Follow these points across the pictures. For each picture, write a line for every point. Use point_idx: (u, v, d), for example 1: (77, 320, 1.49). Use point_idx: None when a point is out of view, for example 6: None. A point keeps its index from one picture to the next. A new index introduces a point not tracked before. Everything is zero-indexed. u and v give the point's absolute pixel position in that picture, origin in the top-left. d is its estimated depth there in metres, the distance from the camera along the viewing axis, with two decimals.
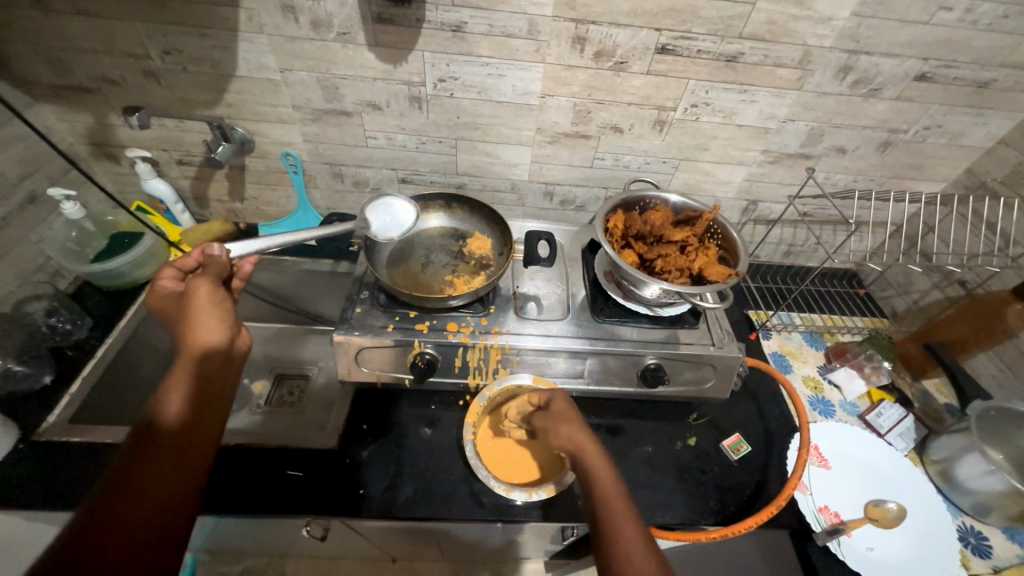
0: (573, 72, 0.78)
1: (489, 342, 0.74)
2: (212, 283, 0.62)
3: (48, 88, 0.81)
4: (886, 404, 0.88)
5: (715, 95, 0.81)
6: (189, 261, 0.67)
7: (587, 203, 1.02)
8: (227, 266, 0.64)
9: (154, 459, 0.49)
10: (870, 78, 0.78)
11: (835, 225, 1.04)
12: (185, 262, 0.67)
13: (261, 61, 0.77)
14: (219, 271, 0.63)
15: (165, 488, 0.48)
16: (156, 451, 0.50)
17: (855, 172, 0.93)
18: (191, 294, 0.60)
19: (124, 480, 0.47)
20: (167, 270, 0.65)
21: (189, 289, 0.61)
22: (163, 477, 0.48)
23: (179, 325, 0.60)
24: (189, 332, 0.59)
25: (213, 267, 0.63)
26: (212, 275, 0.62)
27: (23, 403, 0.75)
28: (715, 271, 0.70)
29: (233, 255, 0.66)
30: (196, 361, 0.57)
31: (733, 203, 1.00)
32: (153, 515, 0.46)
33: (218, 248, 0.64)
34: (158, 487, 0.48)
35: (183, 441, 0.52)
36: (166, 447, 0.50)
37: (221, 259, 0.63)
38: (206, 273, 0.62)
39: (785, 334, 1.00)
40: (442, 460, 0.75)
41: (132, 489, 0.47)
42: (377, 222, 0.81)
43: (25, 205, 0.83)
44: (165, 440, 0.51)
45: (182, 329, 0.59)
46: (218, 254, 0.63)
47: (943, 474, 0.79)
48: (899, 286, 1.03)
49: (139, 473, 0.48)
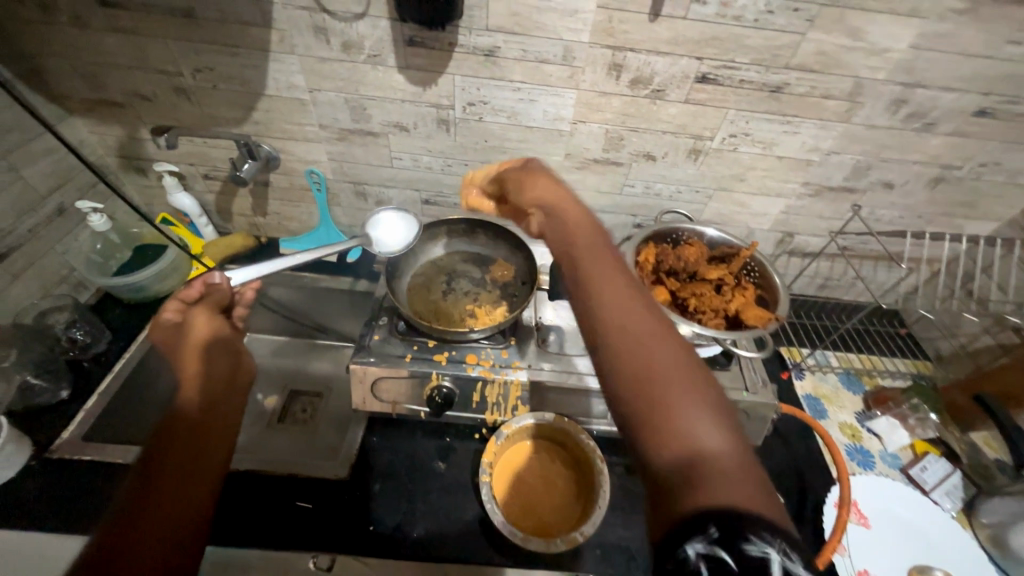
0: (607, 98, 0.75)
1: (509, 378, 0.71)
2: (212, 312, 0.61)
3: (81, 102, 0.82)
4: (931, 458, 0.81)
5: (756, 126, 0.77)
6: (193, 291, 0.61)
7: (613, 229, 0.98)
8: (229, 295, 0.63)
9: (173, 464, 0.46)
10: (925, 112, 0.73)
11: (876, 261, 0.98)
12: (188, 293, 0.61)
13: (291, 81, 0.77)
14: (221, 299, 0.62)
15: (189, 492, 0.45)
16: (175, 458, 0.47)
17: (901, 208, 0.88)
18: (191, 324, 0.60)
19: (144, 490, 0.44)
20: (171, 302, 0.61)
21: (189, 320, 0.60)
22: (185, 483, 0.46)
23: (179, 354, 0.57)
24: (191, 357, 0.57)
25: (217, 296, 0.62)
26: (213, 304, 0.62)
27: (40, 417, 0.75)
28: (754, 314, 0.65)
29: (234, 283, 0.64)
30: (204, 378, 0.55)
31: (767, 235, 0.96)
32: (179, 520, 0.43)
33: (220, 277, 0.62)
34: (181, 492, 0.45)
35: (200, 447, 0.49)
36: (185, 454, 0.48)
37: (222, 287, 0.62)
38: (206, 302, 0.61)
39: (820, 374, 0.94)
40: (456, 497, 0.72)
41: (153, 495, 0.44)
42: (377, 241, 0.80)
43: (53, 217, 0.84)
44: (182, 448, 0.48)
45: (183, 358, 0.57)
46: (220, 282, 0.62)
47: (996, 540, 0.73)
48: (944, 328, 0.97)
49: (158, 480, 0.45)
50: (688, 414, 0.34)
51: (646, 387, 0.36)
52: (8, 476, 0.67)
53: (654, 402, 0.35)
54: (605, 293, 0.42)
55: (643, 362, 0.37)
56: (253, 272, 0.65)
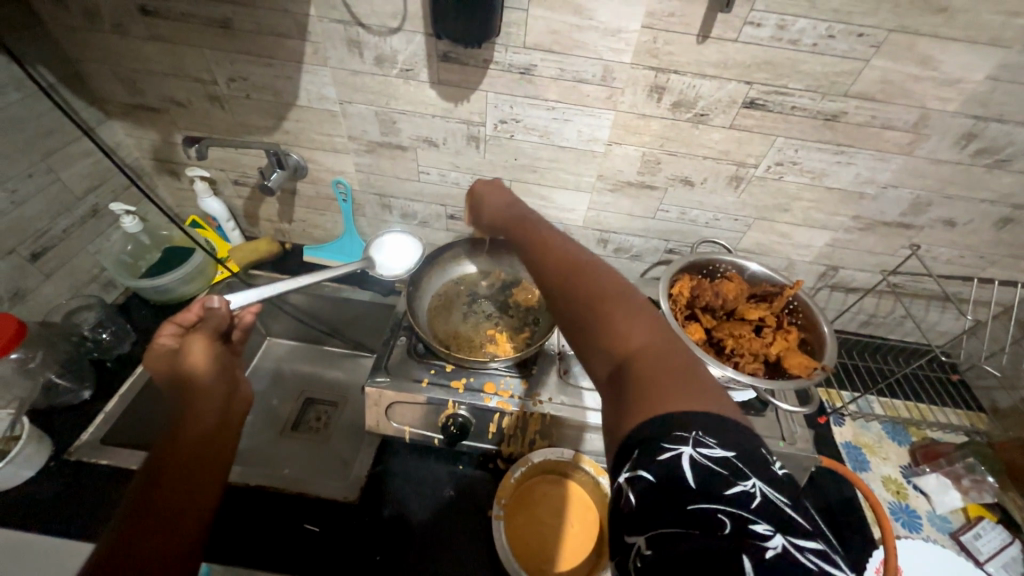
0: (646, 121, 0.71)
1: (529, 411, 0.67)
2: (208, 334, 0.60)
3: (120, 106, 0.83)
4: (986, 525, 0.74)
5: (805, 155, 0.72)
6: (189, 315, 0.64)
7: (644, 253, 0.94)
8: (226, 319, 0.61)
9: (174, 477, 0.45)
10: (998, 147, 0.66)
11: (929, 301, 0.91)
12: (185, 317, 0.64)
13: (322, 93, 0.76)
14: (217, 325, 0.60)
15: (190, 503, 0.44)
16: (175, 469, 0.45)
17: (963, 247, 0.81)
18: (187, 347, 0.59)
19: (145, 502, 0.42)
20: (168, 327, 0.63)
21: (184, 345, 0.59)
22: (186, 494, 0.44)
23: (176, 377, 0.57)
24: (185, 380, 0.56)
25: (213, 321, 0.60)
26: (210, 329, 0.60)
27: (61, 417, 0.76)
28: (797, 362, 0.60)
29: (233, 305, 0.64)
30: (203, 396, 0.54)
31: (809, 267, 0.90)
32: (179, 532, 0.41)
33: (218, 301, 0.61)
34: (181, 504, 0.43)
35: (199, 457, 0.48)
36: (184, 466, 0.46)
37: (219, 311, 0.60)
38: (204, 328, 0.60)
39: (861, 422, 0.87)
40: (466, 531, 0.69)
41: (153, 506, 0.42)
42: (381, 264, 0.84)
43: (87, 217, 0.86)
44: (181, 459, 0.46)
45: (178, 384, 0.56)
46: (218, 306, 0.60)
47: None
48: (1004, 378, 0.89)
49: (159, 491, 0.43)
50: (665, 376, 0.35)
51: (630, 368, 0.37)
52: (26, 476, 0.68)
53: (639, 379, 0.36)
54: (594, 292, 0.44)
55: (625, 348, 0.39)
56: (251, 295, 0.67)
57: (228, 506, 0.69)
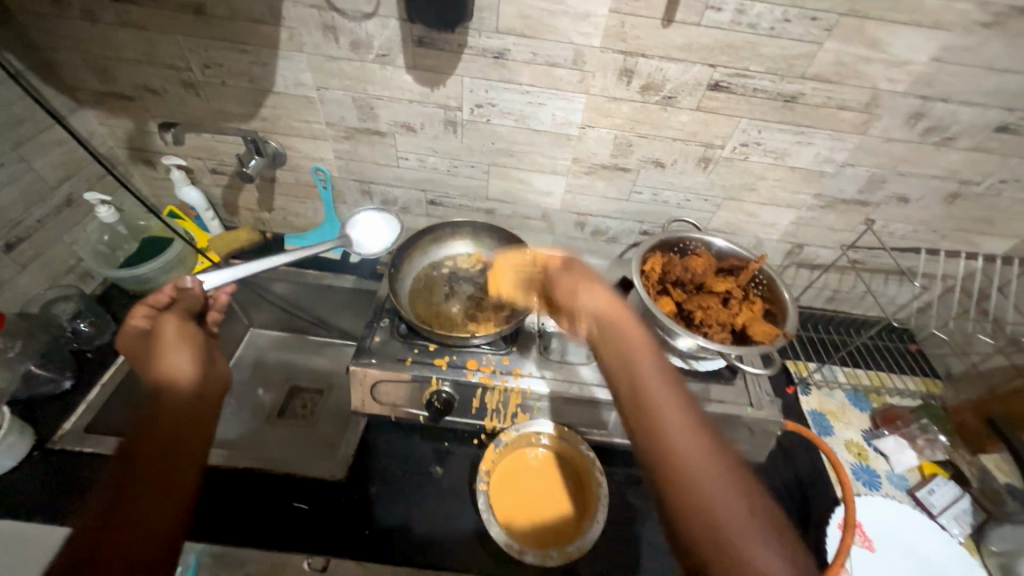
0: (617, 104, 0.74)
1: (510, 385, 0.70)
2: (180, 316, 0.63)
3: (92, 94, 0.82)
4: (939, 481, 0.79)
5: (768, 136, 0.75)
6: (161, 296, 0.65)
7: (619, 235, 0.97)
8: (200, 298, 0.66)
9: (143, 462, 0.46)
10: (944, 126, 0.71)
11: (888, 276, 0.96)
12: (158, 299, 0.64)
13: (299, 79, 0.76)
14: (190, 304, 0.65)
15: (161, 484, 0.45)
16: (143, 456, 0.47)
17: (916, 222, 0.86)
18: (160, 329, 0.60)
19: (114, 489, 0.44)
20: (140, 308, 0.63)
21: (158, 324, 0.61)
22: (156, 478, 0.46)
23: (148, 358, 0.58)
24: (157, 361, 0.57)
25: (187, 301, 0.65)
26: (183, 308, 0.64)
27: (42, 407, 0.75)
28: (761, 330, 0.64)
29: (208, 287, 0.68)
30: (175, 379, 0.55)
31: (777, 245, 0.94)
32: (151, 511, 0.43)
33: (192, 281, 0.65)
34: (151, 486, 0.45)
35: (169, 439, 0.49)
36: (152, 451, 0.47)
37: (193, 291, 0.65)
38: (178, 307, 0.64)
39: (826, 391, 0.92)
40: (452, 504, 0.71)
41: (122, 492, 0.44)
42: (356, 241, 0.90)
43: (62, 207, 0.85)
44: (149, 444, 0.48)
45: (150, 366, 0.57)
46: (191, 286, 0.65)
47: (1005, 569, 0.70)
48: (956, 346, 0.95)
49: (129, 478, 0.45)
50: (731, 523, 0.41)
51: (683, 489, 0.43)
52: (8, 466, 0.68)
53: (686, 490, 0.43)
54: (664, 420, 0.47)
55: (693, 467, 0.44)
56: (227, 275, 0.69)
57: (215, 488, 0.70)
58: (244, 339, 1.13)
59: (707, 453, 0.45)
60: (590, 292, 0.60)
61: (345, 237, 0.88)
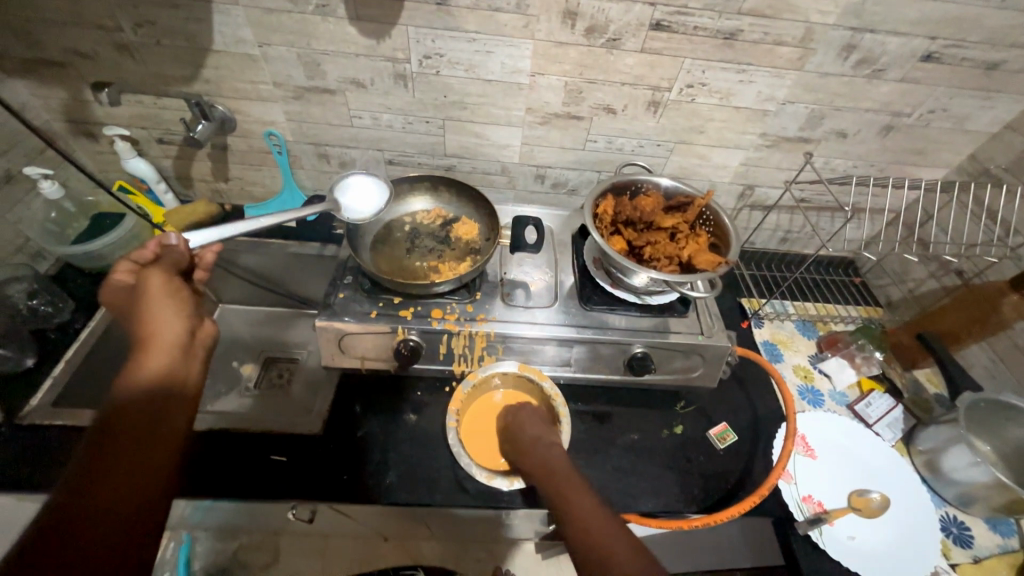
0: (563, 49, 0.74)
1: (474, 329, 0.73)
2: (167, 274, 0.56)
3: (18, 61, 0.78)
4: (875, 394, 0.87)
5: (711, 76, 0.77)
6: (146, 253, 0.60)
7: (579, 186, 0.99)
8: (187, 254, 0.59)
9: (117, 459, 0.44)
10: (874, 58, 0.74)
11: (832, 212, 1.01)
12: (143, 254, 0.60)
13: (238, 35, 0.74)
14: (176, 262, 0.58)
15: (133, 488, 0.44)
16: (116, 451, 0.45)
17: (855, 157, 0.90)
18: (143, 287, 0.55)
19: (84, 481, 0.43)
20: (123, 264, 0.60)
21: (141, 279, 0.56)
22: (128, 479, 0.44)
23: (133, 316, 0.54)
24: (143, 319, 0.53)
25: (172, 257, 0.58)
26: (167, 264, 0.57)
27: (6, 385, 0.75)
28: (705, 259, 0.69)
29: (194, 245, 0.61)
30: (161, 345, 0.52)
31: (729, 188, 0.98)
32: (116, 520, 0.42)
33: (176, 238, 0.58)
34: (119, 488, 0.43)
35: (144, 435, 0.47)
36: (128, 445, 0.45)
37: (179, 248, 0.58)
38: (162, 263, 0.57)
39: (777, 322, 0.99)
40: (427, 446, 0.75)
41: (93, 488, 0.42)
42: (345, 207, 0.78)
43: (2, 183, 0.81)
44: (123, 440, 0.46)
45: (135, 324, 0.54)
46: (177, 243, 0.58)
47: (930, 464, 0.79)
48: (895, 275, 1.02)
49: (102, 472, 0.44)
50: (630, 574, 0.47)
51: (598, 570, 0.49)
52: None
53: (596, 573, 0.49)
54: (570, 497, 0.57)
55: (585, 528, 0.53)
56: (214, 234, 0.61)
57: (192, 447, 0.71)
58: (214, 315, 1.13)
59: (602, 520, 0.53)
60: (520, 413, 0.71)
61: (333, 202, 0.75)
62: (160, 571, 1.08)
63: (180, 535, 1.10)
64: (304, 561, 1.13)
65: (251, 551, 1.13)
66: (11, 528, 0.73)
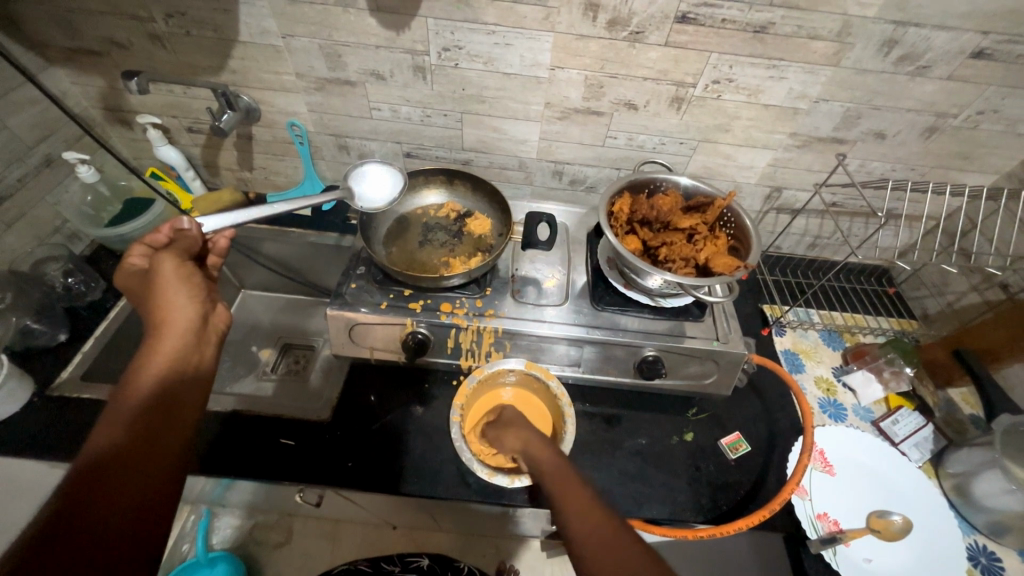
0: (584, 42, 0.73)
1: (482, 325, 0.73)
2: (179, 258, 0.57)
3: (60, 51, 0.82)
4: (903, 411, 0.83)
5: (739, 71, 0.74)
6: (160, 236, 0.60)
7: (598, 184, 0.97)
8: (200, 240, 0.59)
9: (137, 438, 0.43)
10: (918, 54, 0.69)
11: (866, 218, 0.96)
12: (155, 238, 0.60)
13: (263, 26, 0.75)
14: (188, 248, 0.58)
15: (151, 468, 0.42)
16: (131, 438, 0.43)
17: (893, 159, 0.85)
18: (157, 271, 0.56)
19: (100, 462, 0.40)
20: (136, 247, 0.59)
21: (154, 264, 0.56)
22: (145, 460, 0.42)
23: (147, 305, 0.54)
24: (158, 307, 0.54)
25: (183, 244, 0.58)
26: (180, 249, 0.58)
27: (39, 358, 0.80)
28: (723, 263, 0.67)
29: (207, 231, 0.62)
30: (175, 328, 0.52)
31: (755, 189, 0.94)
32: (134, 507, 0.39)
33: (188, 222, 0.58)
34: (134, 470, 0.41)
35: (160, 418, 0.45)
36: (143, 428, 0.44)
37: (190, 233, 0.58)
38: (174, 246, 0.58)
39: (800, 331, 0.96)
40: (432, 439, 0.75)
41: (111, 468, 0.40)
42: (370, 202, 0.78)
43: (42, 167, 0.87)
44: (136, 426, 0.44)
45: (150, 309, 0.54)
46: (189, 228, 0.58)
47: (958, 488, 0.74)
48: (932, 287, 0.96)
49: (120, 459, 0.41)
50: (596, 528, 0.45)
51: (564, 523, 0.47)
52: (12, 410, 0.72)
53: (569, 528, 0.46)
54: (570, 492, 0.49)
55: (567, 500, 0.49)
56: (227, 220, 0.63)
57: (207, 428, 0.74)
58: (236, 301, 1.16)
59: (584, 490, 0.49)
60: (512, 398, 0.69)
61: (347, 190, 0.76)
62: (180, 540, 1.13)
63: (200, 509, 1.15)
64: (313, 542, 1.15)
65: (264, 530, 1.16)
66: (40, 495, 0.77)
